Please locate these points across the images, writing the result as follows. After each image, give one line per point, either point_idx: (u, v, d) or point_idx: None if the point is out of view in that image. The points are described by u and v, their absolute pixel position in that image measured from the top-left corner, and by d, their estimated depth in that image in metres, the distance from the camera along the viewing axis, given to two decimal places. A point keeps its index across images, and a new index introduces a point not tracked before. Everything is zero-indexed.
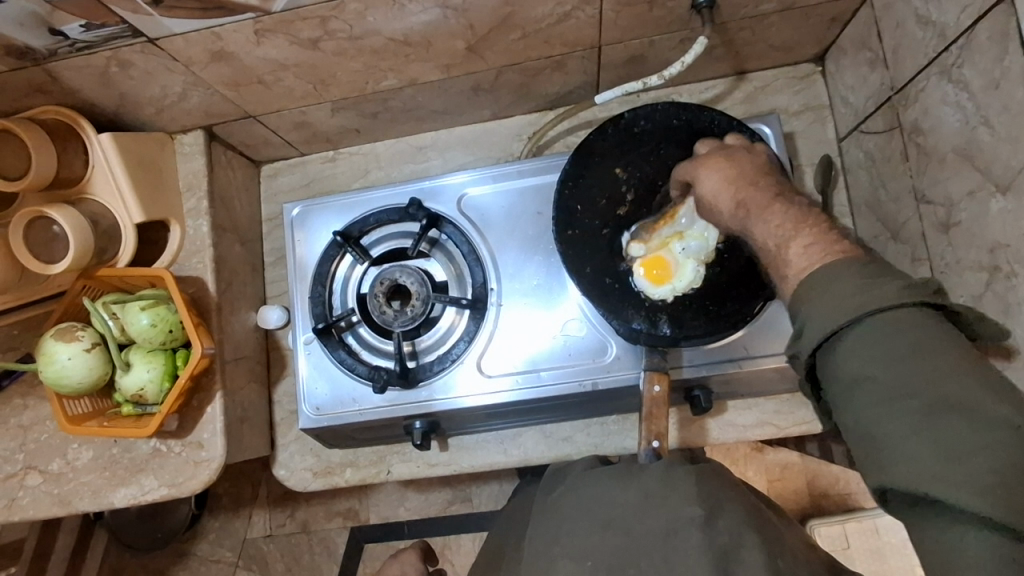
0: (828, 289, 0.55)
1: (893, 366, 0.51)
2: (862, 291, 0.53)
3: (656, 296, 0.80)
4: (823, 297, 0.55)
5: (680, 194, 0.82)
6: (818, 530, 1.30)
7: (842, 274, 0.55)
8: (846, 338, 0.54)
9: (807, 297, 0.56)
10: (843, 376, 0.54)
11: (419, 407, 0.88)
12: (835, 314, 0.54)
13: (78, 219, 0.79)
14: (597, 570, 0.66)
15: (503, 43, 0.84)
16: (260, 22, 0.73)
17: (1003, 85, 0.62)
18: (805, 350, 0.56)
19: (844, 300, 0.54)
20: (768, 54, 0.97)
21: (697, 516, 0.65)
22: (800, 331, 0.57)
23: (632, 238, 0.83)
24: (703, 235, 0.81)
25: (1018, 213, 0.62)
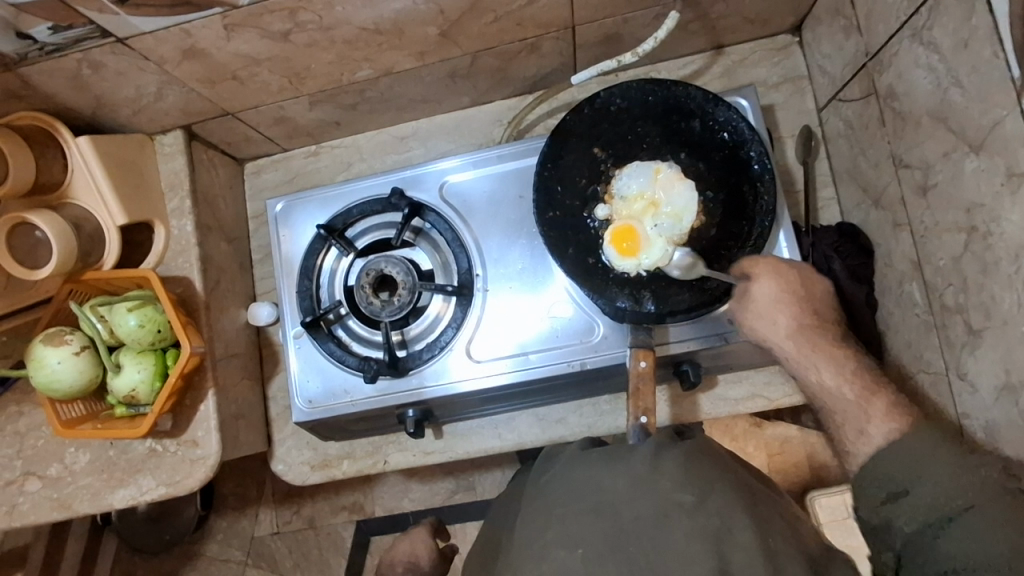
0: (925, 467, 0.61)
1: (997, 552, 0.56)
2: (956, 479, 0.60)
3: (620, 268, 0.81)
4: (922, 475, 0.61)
5: (666, 167, 0.81)
6: (819, 500, 1.30)
7: (941, 451, 0.61)
8: (947, 523, 0.59)
9: (900, 471, 0.63)
10: (940, 552, 0.59)
11: (410, 396, 0.88)
12: (943, 498, 0.60)
13: (60, 223, 0.79)
14: (588, 560, 0.65)
15: (476, 28, 0.84)
16: (228, 17, 0.73)
17: (971, 44, 0.62)
18: (901, 522, 0.62)
19: (948, 484, 0.60)
20: (744, 27, 0.96)
21: (686, 501, 0.66)
22: (895, 503, 0.63)
23: (608, 206, 0.82)
24: (679, 214, 0.80)
25: (991, 171, 0.62)
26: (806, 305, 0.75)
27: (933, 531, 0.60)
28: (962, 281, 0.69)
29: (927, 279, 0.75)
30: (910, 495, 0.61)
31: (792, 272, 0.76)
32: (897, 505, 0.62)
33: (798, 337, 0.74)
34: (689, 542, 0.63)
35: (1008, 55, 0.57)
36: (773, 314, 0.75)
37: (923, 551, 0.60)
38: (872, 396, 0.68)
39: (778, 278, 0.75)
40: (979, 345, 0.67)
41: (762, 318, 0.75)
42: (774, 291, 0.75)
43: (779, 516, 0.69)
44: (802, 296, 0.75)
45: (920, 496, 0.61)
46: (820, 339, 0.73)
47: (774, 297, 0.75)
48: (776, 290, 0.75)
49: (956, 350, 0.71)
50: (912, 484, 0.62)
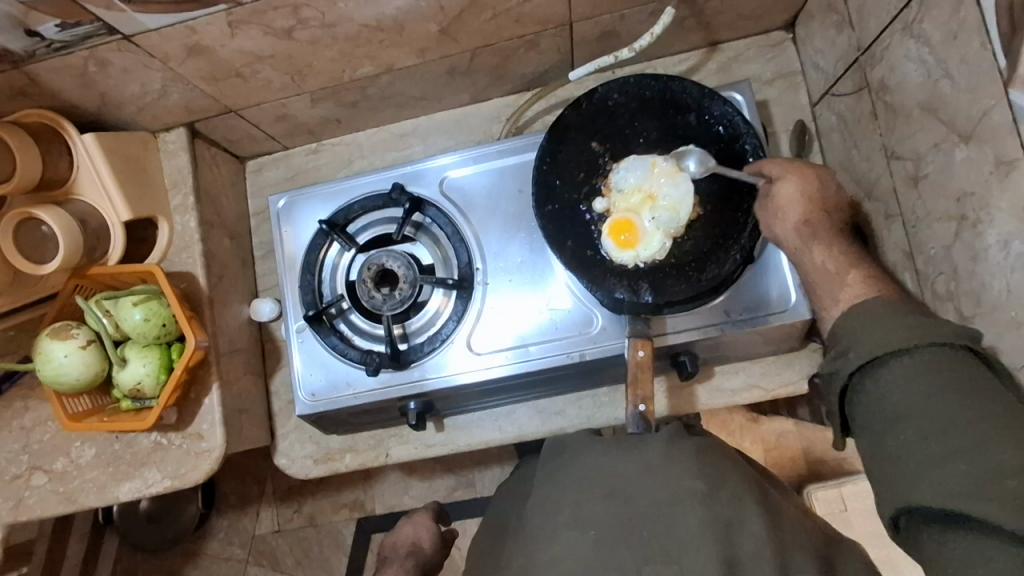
0: (874, 323, 0.65)
1: (928, 395, 0.59)
2: (896, 328, 0.63)
3: (617, 260, 0.82)
4: (869, 330, 0.65)
5: (661, 161, 0.81)
6: (815, 494, 1.32)
7: (892, 311, 0.65)
8: (886, 368, 0.63)
9: (855, 329, 0.67)
10: (880, 396, 0.63)
11: (412, 388, 0.89)
12: (881, 343, 0.63)
13: (66, 218, 0.80)
14: (600, 540, 0.67)
15: (476, 24, 0.85)
16: (232, 13, 0.74)
17: (960, 37, 0.63)
18: (847, 371, 0.66)
19: (888, 333, 0.63)
20: (739, 24, 0.98)
21: (699, 488, 0.68)
22: (843, 356, 0.66)
23: (606, 199, 0.83)
24: (676, 207, 0.80)
25: (980, 160, 0.64)
26: (819, 200, 0.78)
27: (874, 375, 0.64)
28: (953, 269, 0.71)
29: (919, 268, 0.77)
30: (854, 349, 0.65)
31: (816, 177, 0.78)
32: (846, 358, 0.66)
33: (803, 231, 0.77)
34: (702, 529, 0.64)
35: (995, 47, 0.59)
36: (791, 211, 0.77)
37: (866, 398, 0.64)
38: (848, 271, 0.74)
39: (802, 181, 0.77)
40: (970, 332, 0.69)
41: (774, 216, 0.78)
42: (797, 192, 0.77)
43: (775, 503, 0.70)
44: (820, 197, 0.78)
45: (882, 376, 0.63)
46: (821, 231, 0.77)
47: (792, 199, 0.77)
48: (799, 191, 0.77)
49: None
50: (861, 338, 0.65)
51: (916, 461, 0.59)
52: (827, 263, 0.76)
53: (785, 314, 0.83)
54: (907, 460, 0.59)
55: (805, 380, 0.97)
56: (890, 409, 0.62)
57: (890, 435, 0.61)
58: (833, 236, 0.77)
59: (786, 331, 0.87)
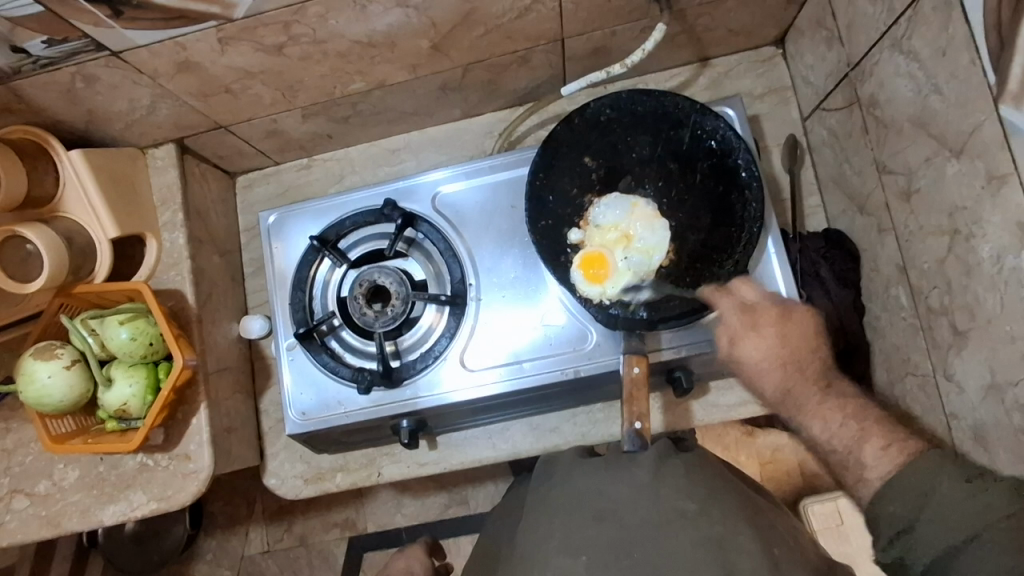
0: (934, 497, 0.56)
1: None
2: (960, 505, 0.54)
3: (585, 292, 0.82)
4: (929, 505, 0.56)
5: (644, 206, 0.83)
6: (811, 508, 1.31)
7: (945, 478, 0.56)
8: (963, 551, 0.53)
9: (912, 504, 0.57)
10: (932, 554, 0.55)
11: (404, 406, 0.88)
12: (953, 524, 0.54)
13: (52, 236, 0.79)
14: (591, 565, 0.65)
15: (467, 41, 0.85)
16: (222, 30, 0.74)
17: (949, 52, 0.64)
18: (919, 559, 0.56)
19: (955, 510, 0.55)
20: (729, 40, 0.99)
21: (688, 509, 0.67)
22: (909, 535, 0.57)
23: (581, 231, 0.84)
24: (649, 251, 0.82)
25: (971, 175, 0.64)
26: (796, 359, 0.71)
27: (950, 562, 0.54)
28: (946, 282, 0.70)
29: (913, 282, 0.77)
30: (921, 527, 0.56)
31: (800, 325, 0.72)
32: (914, 538, 0.56)
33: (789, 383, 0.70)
34: (695, 550, 0.63)
35: (985, 63, 0.59)
36: (768, 363, 0.71)
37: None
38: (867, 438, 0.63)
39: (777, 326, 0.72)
40: (965, 345, 0.68)
41: (755, 377, 0.72)
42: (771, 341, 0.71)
43: (775, 524, 0.69)
44: (793, 353, 0.71)
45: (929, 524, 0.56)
46: (804, 397, 0.68)
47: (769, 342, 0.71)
48: (769, 349, 0.71)
49: (943, 352, 0.72)
50: (923, 514, 0.56)
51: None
52: (827, 436, 0.65)
53: None
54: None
55: None
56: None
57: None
58: (823, 392, 0.68)
59: None
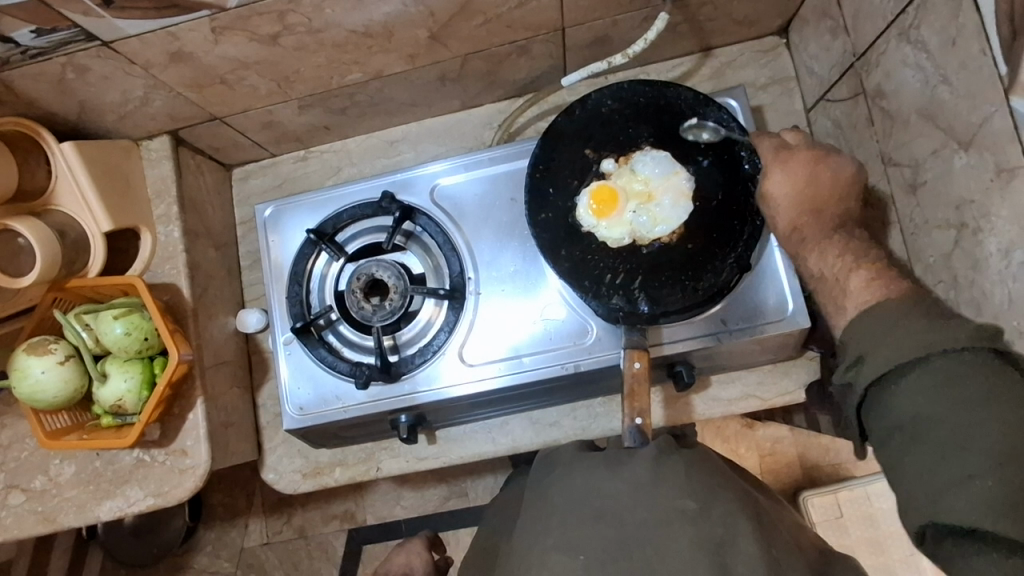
0: (883, 332, 0.61)
1: (950, 403, 0.55)
2: (928, 334, 0.58)
3: (578, 214, 0.83)
4: (887, 336, 0.60)
5: (685, 184, 0.81)
6: (811, 500, 1.31)
7: (912, 314, 0.60)
8: (906, 379, 0.58)
9: (868, 337, 0.62)
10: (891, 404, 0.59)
11: (403, 401, 0.87)
12: (901, 354, 0.58)
13: (44, 230, 0.77)
14: (588, 565, 0.65)
15: (466, 30, 0.84)
16: (215, 19, 0.72)
17: (958, 42, 0.62)
18: (862, 383, 0.61)
19: (911, 340, 0.58)
20: (732, 29, 0.97)
21: (688, 508, 0.66)
22: (859, 364, 0.62)
23: (615, 166, 0.83)
24: (658, 219, 0.81)
25: (980, 168, 0.63)
26: (815, 196, 0.76)
27: (901, 393, 0.58)
28: (952, 277, 0.69)
29: (918, 276, 0.76)
30: (872, 357, 0.60)
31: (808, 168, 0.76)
32: (862, 366, 0.61)
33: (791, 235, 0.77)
34: (693, 552, 0.62)
35: (996, 54, 0.58)
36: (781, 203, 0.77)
37: (886, 411, 0.59)
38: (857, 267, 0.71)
39: (787, 168, 0.77)
40: None
41: (774, 207, 0.77)
42: (787, 188, 0.77)
43: (776, 523, 0.68)
44: (811, 190, 0.76)
45: (881, 355, 0.60)
46: (814, 229, 0.76)
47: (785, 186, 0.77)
48: (793, 186, 0.76)
49: None
50: (877, 348, 0.60)
51: (938, 473, 0.54)
52: (822, 270, 0.74)
53: (783, 324, 0.82)
54: (928, 476, 0.55)
55: (803, 388, 0.95)
56: (910, 421, 0.57)
57: (910, 448, 0.57)
58: (833, 229, 0.76)
59: (783, 339, 0.85)
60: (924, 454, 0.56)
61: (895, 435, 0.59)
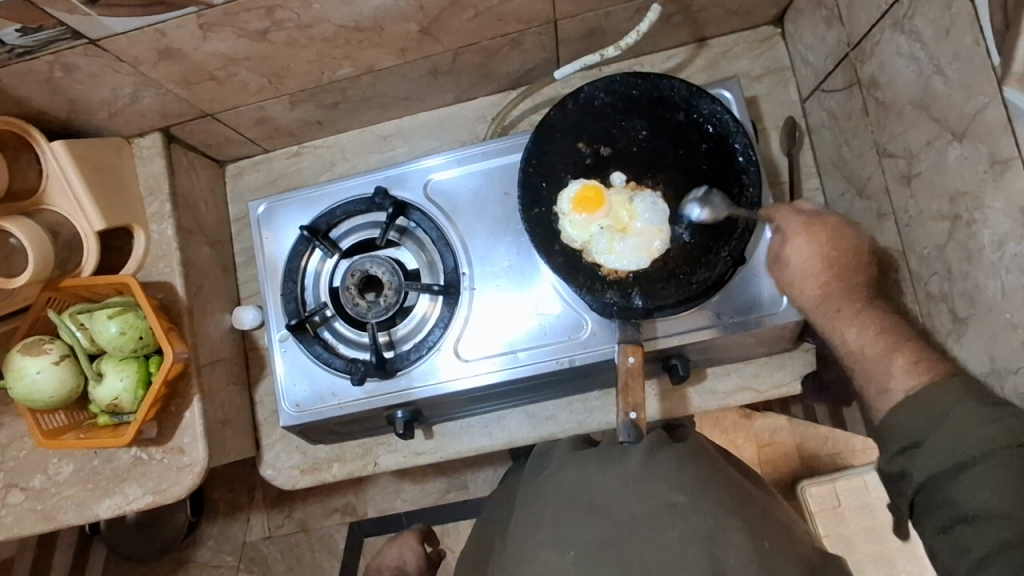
0: (941, 417, 0.62)
1: (1010, 496, 0.57)
2: (982, 428, 0.60)
3: (560, 195, 0.82)
4: (944, 426, 0.62)
5: (658, 245, 0.80)
6: (809, 490, 1.32)
7: (966, 402, 0.61)
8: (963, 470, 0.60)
9: (920, 425, 0.64)
10: (949, 494, 0.61)
11: (398, 397, 0.87)
12: (961, 447, 0.60)
13: (36, 230, 0.77)
14: (580, 559, 0.65)
15: (457, 24, 0.83)
16: (203, 16, 0.72)
17: (952, 32, 0.62)
18: (919, 472, 0.63)
19: (971, 431, 0.60)
20: (726, 19, 0.96)
21: (678, 501, 0.67)
22: (914, 453, 0.64)
23: (622, 186, 0.82)
24: (614, 252, 0.80)
25: (973, 159, 0.62)
26: (843, 265, 0.73)
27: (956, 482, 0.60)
28: (946, 269, 0.69)
29: (912, 268, 0.75)
30: (928, 446, 0.63)
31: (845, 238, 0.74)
32: (916, 455, 0.63)
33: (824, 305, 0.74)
34: (684, 545, 0.63)
35: (989, 44, 0.57)
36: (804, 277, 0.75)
37: (941, 502, 0.61)
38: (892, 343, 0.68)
39: (815, 240, 0.74)
40: (964, 333, 0.67)
41: (793, 281, 0.76)
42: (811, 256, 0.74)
43: (770, 515, 0.68)
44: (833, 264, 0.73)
45: (938, 441, 0.62)
46: (844, 302, 0.73)
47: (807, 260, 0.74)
48: (817, 255, 0.74)
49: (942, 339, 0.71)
50: (933, 434, 0.62)
51: (999, 563, 0.57)
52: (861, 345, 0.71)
53: (777, 317, 0.81)
54: (991, 567, 0.57)
55: (799, 380, 0.95)
56: (966, 513, 0.59)
57: (971, 539, 0.59)
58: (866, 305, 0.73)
59: (778, 332, 0.85)
60: (985, 545, 0.58)
61: (951, 525, 0.61)
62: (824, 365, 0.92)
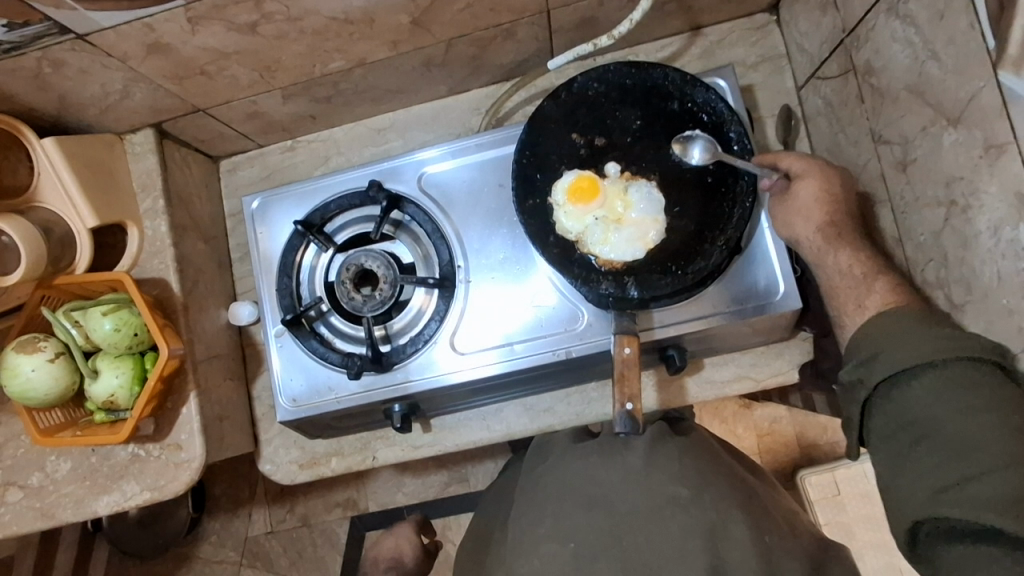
0: (894, 334, 0.63)
1: (956, 408, 0.57)
2: (937, 341, 0.60)
3: (555, 184, 0.82)
4: (900, 341, 0.62)
5: (653, 236, 0.79)
6: (808, 479, 1.32)
7: (923, 322, 0.62)
8: (917, 380, 0.60)
9: (882, 339, 0.64)
10: (899, 405, 0.61)
11: (395, 390, 0.87)
12: (913, 355, 0.60)
13: (28, 228, 0.77)
14: (579, 552, 0.65)
15: (449, 14, 0.82)
16: (192, 9, 0.71)
17: (947, 17, 0.61)
18: (872, 382, 0.63)
19: (924, 343, 0.60)
20: (721, 7, 0.95)
21: (681, 495, 0.66)
22: (870, 364, 0.64)
23: (617, 176, 0.81)
24: (607, 242, 0.80)
25: (968, 145, 0.62)
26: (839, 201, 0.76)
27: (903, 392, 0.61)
28: (943, 255, 0.69)
29: (909, 255, 0.75)
30: (881, 359, 0.63)
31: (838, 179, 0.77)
32: (873, 365, 0.63)
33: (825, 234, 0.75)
34: (685, 539, 0.63)
35: (985, 27, 0.57)
36: (803, 215, 0.77)
37: (892, 412, 0.62)
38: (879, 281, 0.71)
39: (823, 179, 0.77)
40: (961, 320, 0.67)
41: (797, 216, 0.77)
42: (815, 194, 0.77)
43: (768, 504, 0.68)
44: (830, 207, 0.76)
45: (890, 354, 0.62)
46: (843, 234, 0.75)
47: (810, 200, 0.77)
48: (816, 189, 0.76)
49: None
50: (886, 348, 0.63)
51: (936, 475, 0.57)
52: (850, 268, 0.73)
53: (774, 307, 0.81)
54: (924, 476, 0.58)
55: (797, 369, 0.95)
56: (915, 422, 0.60)
57: (916, 450, 0.59)
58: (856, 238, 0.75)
59: (775, 321, 0.85)
60: (929, 456, 0.58)
61: (898, 434, 0.61)
62: (822, 353, 0.92)
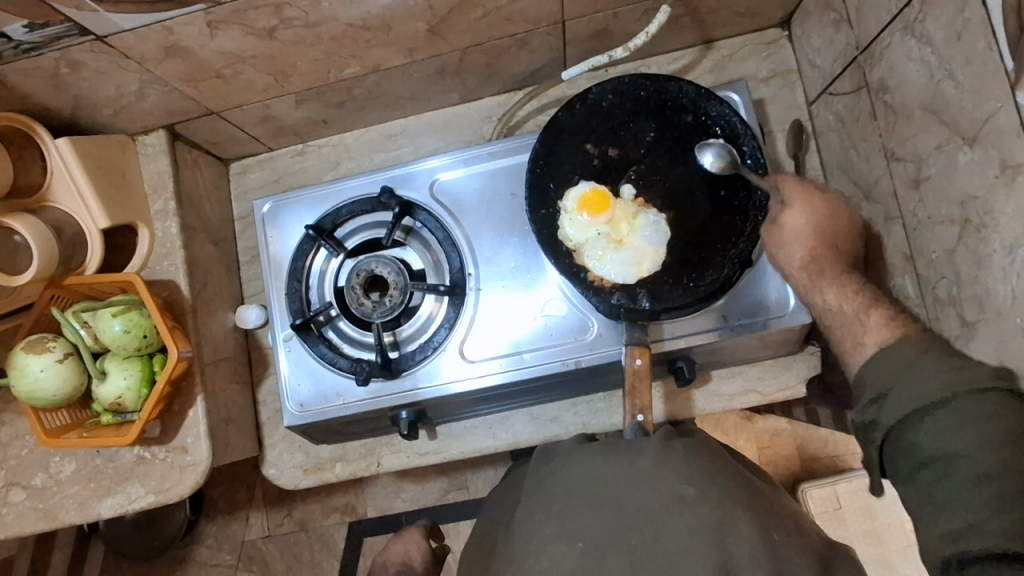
0: (911, 370, 0.61)
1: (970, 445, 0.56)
2: (950, 378, 0.59)
3: (571, 188, 0.82)
4: (909, 375, 0.61)
5: (649, 266, 0.80)
6: (810, 492, 1.30)
7: (930, 357, 0.61)
8: (929, 416, 0.59)
9: (889, 375, 0.63)
10: (916, 442, 0.59)
11: (404, 397, 0.87)
12: (924, 393, 0.59)
13: (40, 228, 0.76)
14: (588, 552, 0.65)
15: (466, 23, 0.83)
16: (211, 13, 0.71)
17: (963, 37, 0.62)
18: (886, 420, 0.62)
19: (929, 380, 0.60)
20: (734, 21, 0.96)
21: (687, 494, 0.66)
22: (882, 402, 0.63)
23: (631, 198, 0.81)
24: (604, 259, 0.80)
25: (984, 164, 0.62)
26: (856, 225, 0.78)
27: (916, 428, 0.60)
28: (955, 274, 0.69)
29: (920, 272, 0.75)
30: (892, 396, 0.62)
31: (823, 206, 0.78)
32: (884, 404, 0.62)
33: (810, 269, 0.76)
34: (694, 543, 0.63)
35: (1002, 49, 0.57)
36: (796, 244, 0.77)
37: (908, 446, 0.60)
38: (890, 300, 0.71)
39: (813, 209, 0.77)
40: (973, 338, 0.67)
41: (788, 241, 0.78)
42: (805, 224, 0.77)
43: (778, 511, 0.68)
44: (829, 221, 0.78)
45: (902, 392, 0.61)
46: (827, 265, 0.76)
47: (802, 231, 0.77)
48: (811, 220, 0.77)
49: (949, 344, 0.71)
50: (899, 380, 0.62)
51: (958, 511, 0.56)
52: (842, 304, 0.73)
53: (783, 320, 0.81)
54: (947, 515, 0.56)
55: (804, 383, 0.95)
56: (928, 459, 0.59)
57: (941, 484, 0.58)
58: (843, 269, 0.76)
59: (784, 335, 0.85)
60: (954, 489, 0.56)
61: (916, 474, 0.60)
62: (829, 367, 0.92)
